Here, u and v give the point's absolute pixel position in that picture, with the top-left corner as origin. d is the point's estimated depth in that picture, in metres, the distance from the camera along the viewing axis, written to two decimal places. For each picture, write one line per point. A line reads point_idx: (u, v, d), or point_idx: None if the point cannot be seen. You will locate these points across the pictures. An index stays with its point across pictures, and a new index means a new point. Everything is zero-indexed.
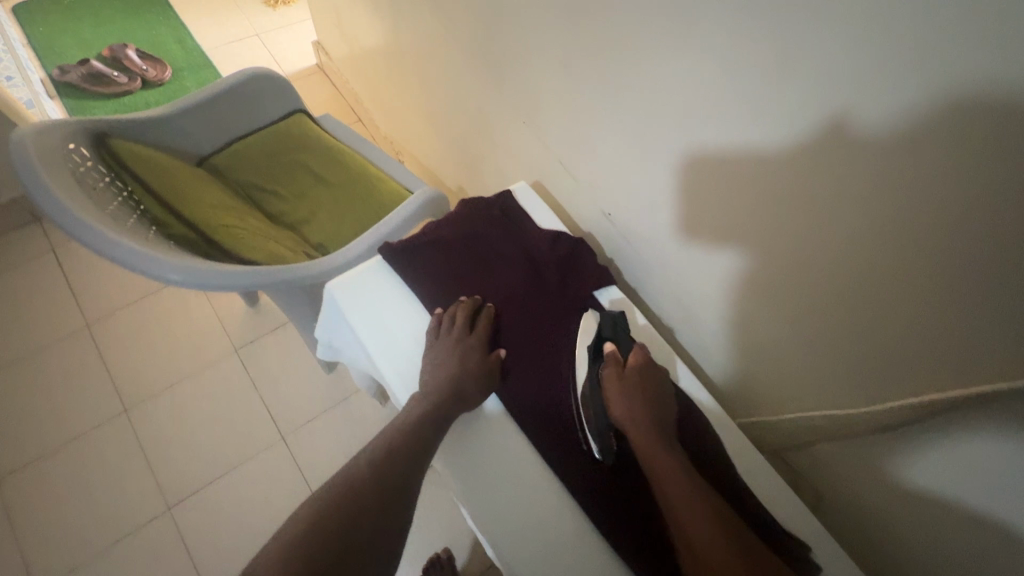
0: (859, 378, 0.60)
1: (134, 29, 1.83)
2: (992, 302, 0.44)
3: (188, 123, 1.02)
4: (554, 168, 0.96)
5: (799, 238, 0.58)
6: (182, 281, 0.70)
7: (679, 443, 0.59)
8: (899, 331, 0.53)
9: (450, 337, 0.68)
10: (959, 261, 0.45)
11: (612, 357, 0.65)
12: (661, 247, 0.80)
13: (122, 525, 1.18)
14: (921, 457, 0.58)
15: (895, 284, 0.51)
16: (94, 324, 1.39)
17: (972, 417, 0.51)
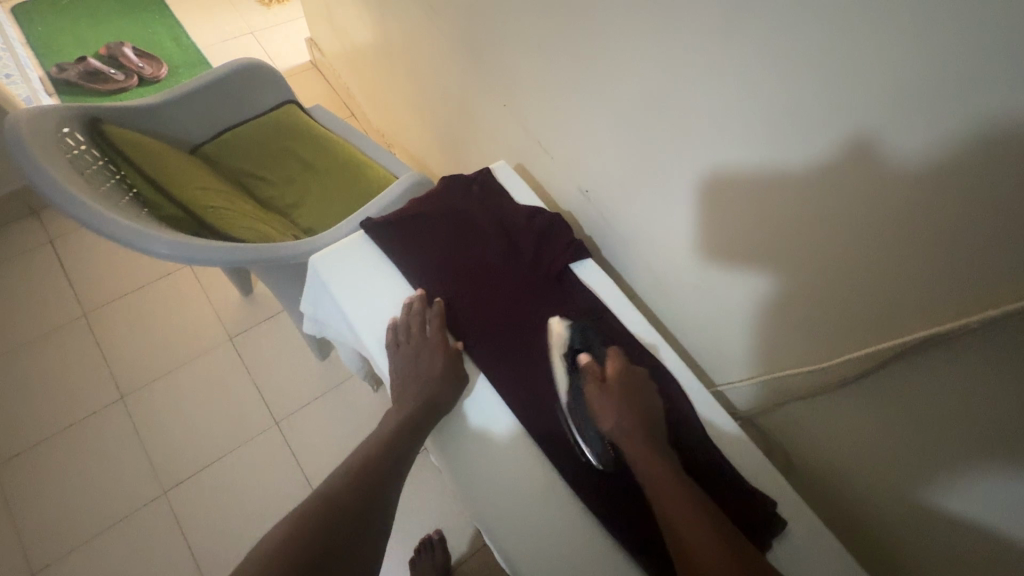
0: (845, 336, 0.61)
1: (131, 28, 1.87)
2: (972, 245, 0.45)
3: (182, 117, 1.06)
4: (538, 150, 0.99)
5: (779, 197, 0.59)
6: (171, 254, 0.73)
7: (670, 450, 0.59)
8: (863, 287, 0.56)
9: (412, 342, 0.69)
10: (940, 208, 0.46)
11: (590, 368, 0.65)
12: (636, 219, 0.83)
13: (118, 508, 1.21)
14: (910, 416, 0.58)
15: (874, 234, 0.52)
16: (90, 314, 1.41)
17: (956, 363, 0.51)
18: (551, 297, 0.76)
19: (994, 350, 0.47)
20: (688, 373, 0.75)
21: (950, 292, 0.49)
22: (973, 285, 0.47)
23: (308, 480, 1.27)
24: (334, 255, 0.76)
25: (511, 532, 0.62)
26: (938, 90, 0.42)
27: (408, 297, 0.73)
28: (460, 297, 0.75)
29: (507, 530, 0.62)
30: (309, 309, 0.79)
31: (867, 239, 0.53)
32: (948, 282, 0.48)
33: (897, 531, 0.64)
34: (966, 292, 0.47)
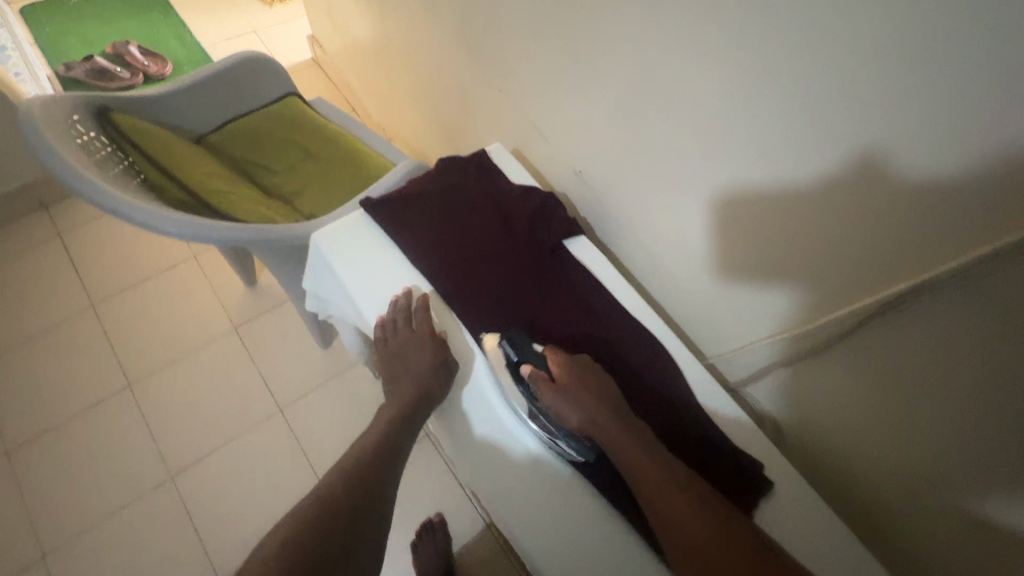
0: (830, 302, 0.62)
1: (136, 27, 1.91)
2: (946, 202, 0.47)
3: (187, 107, 1.09)
4: (532, 135, 1.02)
5: (766, 167, 0.61)
6: (178, 232, 0.75)
7: (639, 426, 0.61)
8: (844, 250, 0.58)
9: (398, 337, 0.71)
10: (917, 167, 0.48)
11: (538, 375, 0.66)
12: (628, 197, 0.85)
13: (127, 492, 1.23)
14: (896, 377, 0.59)
15: (854, 199, 0.54)
16: (99, 304, 1.45)
17: (937, 320, 0.53)
18: (545, 274, 0.78)
19: (961, 305, 0.50)
20: (680, 345, 0.78)
21: (923, 252, 0.51)
22: (945, 243, 0.49)
23: (312, 465, 1.29)
24: (330, 239, 0.77)
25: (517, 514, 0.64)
26: (912, 53, 0.44)
27: (394, 295, 0.75)
28: (456, 273, 0.76)
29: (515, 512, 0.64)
30: (311, 287, 0.81)
31: (843, 201, 0.56)
32: (920, 240, 0.51)
33: (881, 489, 0.67)
34: (938, 249, 0.50)
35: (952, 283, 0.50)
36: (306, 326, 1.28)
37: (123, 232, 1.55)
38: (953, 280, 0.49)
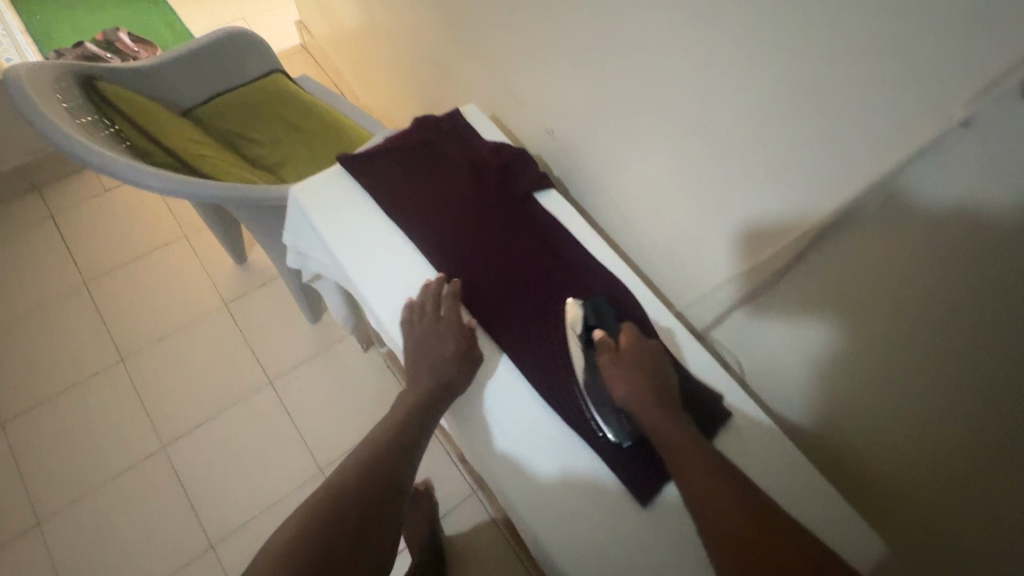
0: (775, 236, 0.68)
1: (125, 15, 1.93)
2: (880, 122, 0.53)
3: (175, 80, 1.12)
4: (511, 102, 1.05)
5: (726, 107, 0.66)
6: (162, 188, 0.80)
7: (684, 416, 0.62)
8: (796, 177, 0.63)
9: (425, 323, 0.72)
10: (852, 92, 0.54)
11: (605, 341, 0.68)
12: (600, 153, 0.89)
13: (120, 462, 1.26)
14: (846, 317, 0.64)
15: (801, 127, 0.59)
16: (91, 283, 1.47)
17: (875, 242, 0.58)
18: (517, 227, 0.81)
19: (893, 218, 0.55)
20: (647, 291, 0.82)
21: (859, 169, 0.56)
22: (876, 158, 0.54)
23: (301, 435, 1.32)
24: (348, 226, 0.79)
25: (530, 497, 0.67)
26: None
27: (433, 278, 0.78)
28: (432, 226, 0.80)
29: (529, 496, 0.67)
30: (292, 241, 0.85)
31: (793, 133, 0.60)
32: (855, 157, 0.56)
33: (854, 443, 0.70)
34: (870, 165, 0.55)
35: (878, 198, 0.55)
36: (294, 297, 1.30)
37: (115, 213, 1.57)
38: (882, 194, 0.55)
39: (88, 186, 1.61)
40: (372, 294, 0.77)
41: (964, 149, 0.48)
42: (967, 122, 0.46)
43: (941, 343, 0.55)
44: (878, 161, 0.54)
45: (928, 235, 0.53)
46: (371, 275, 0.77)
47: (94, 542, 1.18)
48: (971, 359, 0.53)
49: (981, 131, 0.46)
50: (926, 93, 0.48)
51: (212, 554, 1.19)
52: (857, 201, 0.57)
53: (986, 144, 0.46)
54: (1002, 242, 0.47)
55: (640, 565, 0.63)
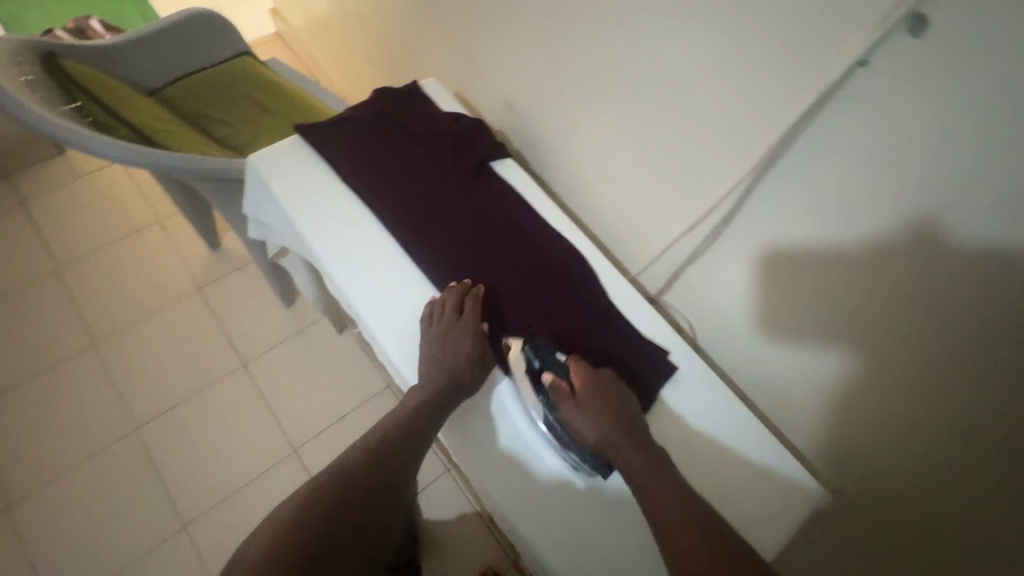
0: (709, 185, 0.73)
1: (98, 4, 1.92)
2: (800, 63, 0.57)
3: (139, 59, 1.12)
4: (475, 80, 1.08)
5: (670, 67, 0.70)
6: (118, 156, 0.83)
7: (652, 450, 0.62)
8: (733, 130, 0.66)
9: (443, 322, 0.72)
10: (773, 41, 0.58)
11: (558, 386, 0.67)
12: (557, 123, 0.93)
13: (92, 445, 1.26)
14: (797, 262, 0.67)
15: (733, 77, 0.63)
16: (63, 269, 1.47)
17: (802, 183, 0.62)
18: (470, 192, 0.85)
19: (811, 165, 0.60)
20: (599, 255, 0.85)
21: (777, 121, 0.61)
22: (791, 108, 0.59)
23: (275, 417, 1.33)
24: (351, 223, 0.81)
25: (517, 500, 0.67)
26: None
27: (453, 282, 0.77)
28: (390, 188, 0.83)
29: (517, 499, 0.67)
30: (252, 212, 0.88)
31: (723, 82, 0.65)
32: (773, 112, 0.61)
33: (804, 400, 0.73)
34: (784, 117, 0.60)
35: (792, 148, 0.61)
36: (267, 278, 1.31)
37: (86, 199, 1.57)
38: (795, 144, 0.60)
39: (59, 173, 1.61)
40: (326, 256, 0.77)
41: (873, 85, 0.52)
42: (863, 61, 0.52)
43: (852, 276, 0.61)
44: (791, 111, 0.59)
45: (848, 168, 0.57)
46: (326, 237, 0.79)
47: (65, 524, 1.18)
48: (885, 295, 0.59)
49: (878, 69, 0.51)
50: (834, 39, 0.53)
51: (185, 533, 1.19)
52: (775, 152, 0.62)
53: (886, 80, 0.51)
54: (913, 166, 0.52)
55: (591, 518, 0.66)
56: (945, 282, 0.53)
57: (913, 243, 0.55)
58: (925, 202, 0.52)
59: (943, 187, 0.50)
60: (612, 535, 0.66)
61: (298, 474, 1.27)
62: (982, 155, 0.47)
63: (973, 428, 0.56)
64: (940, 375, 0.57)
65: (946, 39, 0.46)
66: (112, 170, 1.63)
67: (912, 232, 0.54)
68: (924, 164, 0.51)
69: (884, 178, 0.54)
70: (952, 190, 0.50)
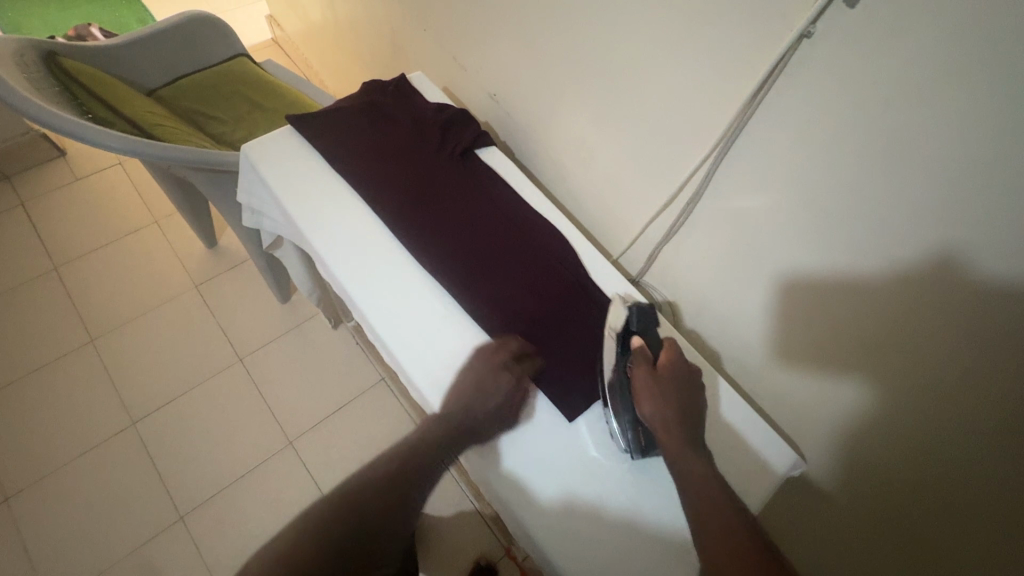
0: (677, 164, 0.76)
1: (97, 12, 1.97)
2: (753, 43, 0.60)
3: (136, 60, 1.16)
4: (461, 74, 1.12)
5: (638, 52, 0.73)
6: (115, 146, 0.87)
7: (700, 445, 0.62)
8: (698, 111, 0.70)
9: (491, 366, 0.72)
10: (727, 22, 0.61)
11: (644, 353, 0.68)
12: (539, 113, 0.97)
13: (90, 438, 1.28)
14: (764, 236, 0.70)
15: (693, 59, 0.67)
16: (62, 268, 1.49)
17: (764, 157, 0.65)
18: (457, 177, 0.89)
19: (771, 137, 0.63)
20: (580, 236, 0.88)
21: (737, 96, 0.64)
22: (748, 83, 0.62)
23: (271, 410, 1.35)
24: (367, 253, 0.81)
25: (516, 489, 0.67)
26: None
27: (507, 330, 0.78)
28: (379, 172, 0.86)
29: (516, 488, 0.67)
30: (246, 200, 0.93)
31: (686, 64, 0.68)
32: (733, 87, 0.64)
33: (780, 369, 0.77)
34: (741, 94, 0.63)
35: (752, 121, 0.64)
36: (262, 272, 1.34)
37: (84, 200, 1.60)
38: (754, 118, 0.63)
39: (57, 175, 1.64)
40: (322, 242, 0.80)
41: (819, 59, 0.55)
42: (808, 34, 0.55)
43: (816, 246, 0.64)
44: (748, 85, 0.62)
45: (801, 141, 0.60)
46: (324, 224, 0.82)
47: (63, 516, 1.19)
48: (849, 264, 0.62)
49: (820, 41, 0.54)
50: (781, 18, 0.56)
51: (182, 524, 1.20)
52: (736, 128, 0.65)
53: (826, 54, 0.54)
54: (861, 134, 0.54)
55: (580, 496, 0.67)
56: (897, 241, 0.56)
57: (865, 210, 0.57)
58: (872, 171, 0.55)
59: (888, 153, 0.53)
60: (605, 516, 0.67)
61: (294, 465, 1.28)
62: (918, 116, 0.50)
63: (933, 383, 0.59)
64: (898, 333, 0.60)
65: (880, 7, 0.49)
66: (109, 171, 1.67)
67: (864, 200, 0.57)
68: (869, 132, 0.54)
69: (834, 146, 0.57)
70: (895, 156, 0.53)
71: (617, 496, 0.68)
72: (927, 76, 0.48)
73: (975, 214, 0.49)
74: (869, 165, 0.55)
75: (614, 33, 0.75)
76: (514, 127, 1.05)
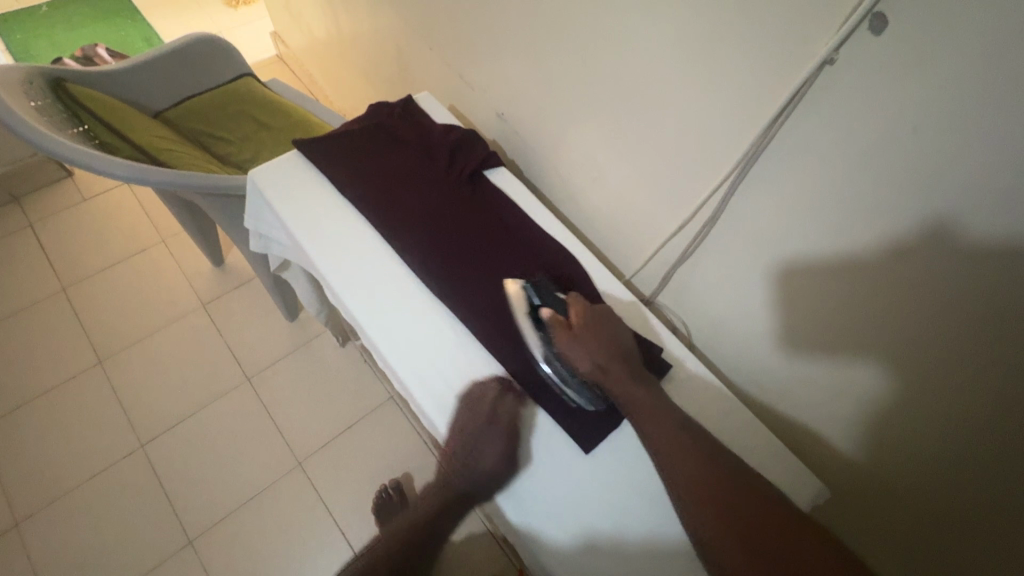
0: (692, 186, 0.75)
1: (104, 33, 1.99)
2: (772, 67, 0.58)
3: (143, 83, 1.16)
4: (468, 93, 1.11)
5: (650, 73, 0.72)
6: (121, 173, 0.86)
7: (643, 375, 0.66)
8: (713, 133, 0.68)
9: (481, 419, 0.69)
10: (744, 45, 0.60)
11: (557, 319, 0.67)
12: (548, 132, 0.96)
13: (99, 460, 1.27)
14: (785, 258, 0.68)
15: (707, 82, 0.65)
16: (71, 289, 1.49)
17: (784, 180, 0.63)
18: (466, 199, 0.88)
19: (791, 162, 0.61)
20: (592, 258, 0.87)
21: (754, 122, 0.62)
22: (766, 109, 0.61)
23: (278, 430, 1.34)
24: (387, 292, 0.79)
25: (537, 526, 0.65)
26: None
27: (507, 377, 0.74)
28: (386, 195, 0.85)
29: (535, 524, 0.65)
30: (254, 225, 0.92)
31: (701, 87, 0.66)
32: (749, 112, 0.63)
33: (802, 394, 0.75)
34: (760, 118, 0.62)
35: (770, 147, 0.62)
36: (271, 292, 1.34)
37: (93, 220, 1.60)
38: (772, 143, 0.62)
39: (66, 195, 1.65)
40: (333, 270, 0.79)
41: (842, 84, 0.53)
42: (831, 59, 0.53)
43: (837, 270, 0.63)
44: (765, 112, 0.61)
45: (823, 166, 0.58)
46: (335, 252, 0.81)
47: (72, 540, 1.18)
48: (874, 289, 0.60)
49: (843, 67, 0.53)
50: (801, 43, 0.54)
51: (191, 548, 1.19)
52: (755, 152, 0.64)
53: (851, 80, 0.52)
54: (887, 160, 0.53)
55: (601, 530, 0.66)
56: (931, 272, 0.54)
57: (892, 235, 0.56)
58: (900, 196, 0.53)
59: (914, 181, 0.51)
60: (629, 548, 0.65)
61: (303, 487, 1.27)
62: (949, 145, 0.48)
63: (978, 416, 0.56)
64: (930, 362, 0.58)
65: (908, 33, 0.47)
66: (118, 191, 1.67)
67: (891, 226, 0.55)
68: (896, 159, 0.52)
69: (860, 173, 0.56)
70: (923, 183, 0.51)
71: (637, 523, 0.66)
72: (959, 104, 0.46)
73: (1015, 246, 0.47)
74: (895, 192, 0.53)
75: (624, 55, 0.74)
76: (522, 146, 1.05)
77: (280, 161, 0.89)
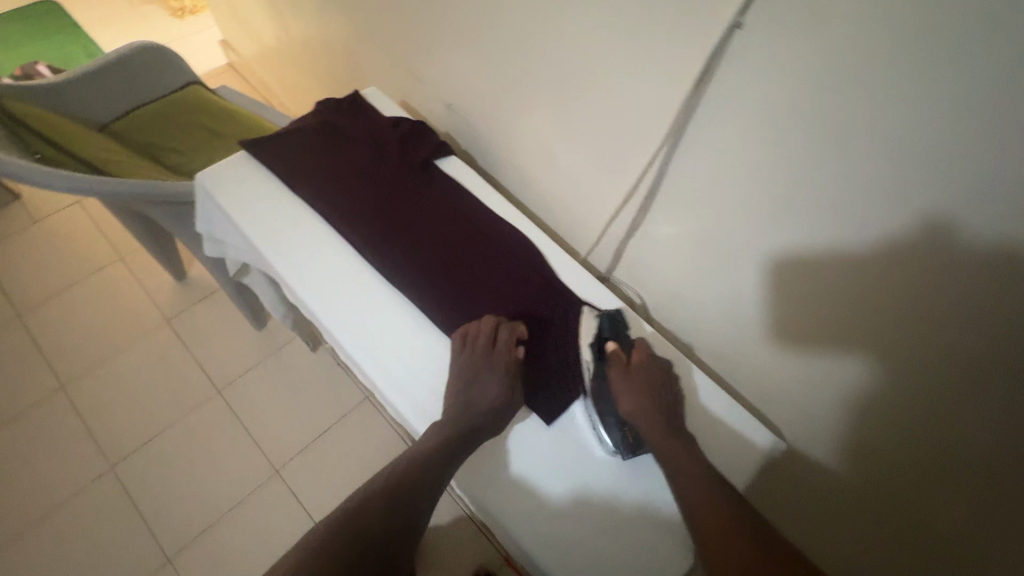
0: (631, 159, 0.77)
1: (42, 50, 1.93)
2: (689, 36, 0.61)
3: (84, 96, 1.13)
4: (417, 86, 1.12)
5: (583, 51, 0.74)
6: (61, 185, 0.84)
7: (685, 435, 0.68)
8: (645, 105, 0.71)
9: (475, 352, 0.72)
10: (662, 17, 0.62)
11: (618, 355, 0.73)
12: (495, 118, 0.98)
13: (68, 486, 1.24)
14: (724, 221, 0.71)
15: (635, 55, 0.68)
16: (26, 314, 1.45)
17: (713, 144, 0.66)
18: (417, 189, 0.89)
19: (717, 126, 0.64)
20: (546, 237, 0.88)
21: (679, 91, 0.66)
22: (687, 76, 0.64)
23: (253, 439, 1.32)
24: (341, 280, 0.80)
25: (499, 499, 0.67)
26: None
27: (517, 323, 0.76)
28: (336, 190, 0.86)
29: (500, 496, 0.68)
30: (206, 229, 0.92)
31: (630, 61, 0.69)
32: (673, 81, 0.66)
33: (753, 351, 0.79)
34: (682, 86, 0.65)
35: (696, 113, 0.66)
36: (235, 300, 1.32)
37: (45, 243, 1.56)
38: (697, 109, 0.65)
39: (13, 219, 1.59)
40: (287, 264, 0.79)
41: (752, 47, 0.56)
42: (738, 24, 0.56)
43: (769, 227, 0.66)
44: (687, 80, 0.64)
45: (745, 128, 0.62)
46: (291, 247, 0.81)
47: (44, 569, 1.15)
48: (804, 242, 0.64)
49: (751, 32, 0.56)
50: (712, 11, 0.58)
51: (170, 566, 1.17)
52: (683, 119, 0.67)
53: (758, 42, 0.56)
54: (799, 116, 0.56)
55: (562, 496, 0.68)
56: (851, 218, 0.58)
57: (813, 188, 0.59)
58: (814, 150, 0.57)
59: (824, 134, 0.55)
60: (591, 512, 0.68)
61: (283, 493, 1.26)
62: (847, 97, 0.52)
63: (904, 351, 0.60)
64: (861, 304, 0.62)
65: None
66: (69, 210, 1.63)
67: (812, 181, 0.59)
68: (807, 115, 0.56)
69: (779, 132, 0.59)
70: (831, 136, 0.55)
71: (598, 486, 0.69)
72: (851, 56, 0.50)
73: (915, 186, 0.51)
74: (810, 146, 0.57)
75: (561, 37, 0.76)
76: (472, 134, 1.06)
77: (231, 161, 0.89)
